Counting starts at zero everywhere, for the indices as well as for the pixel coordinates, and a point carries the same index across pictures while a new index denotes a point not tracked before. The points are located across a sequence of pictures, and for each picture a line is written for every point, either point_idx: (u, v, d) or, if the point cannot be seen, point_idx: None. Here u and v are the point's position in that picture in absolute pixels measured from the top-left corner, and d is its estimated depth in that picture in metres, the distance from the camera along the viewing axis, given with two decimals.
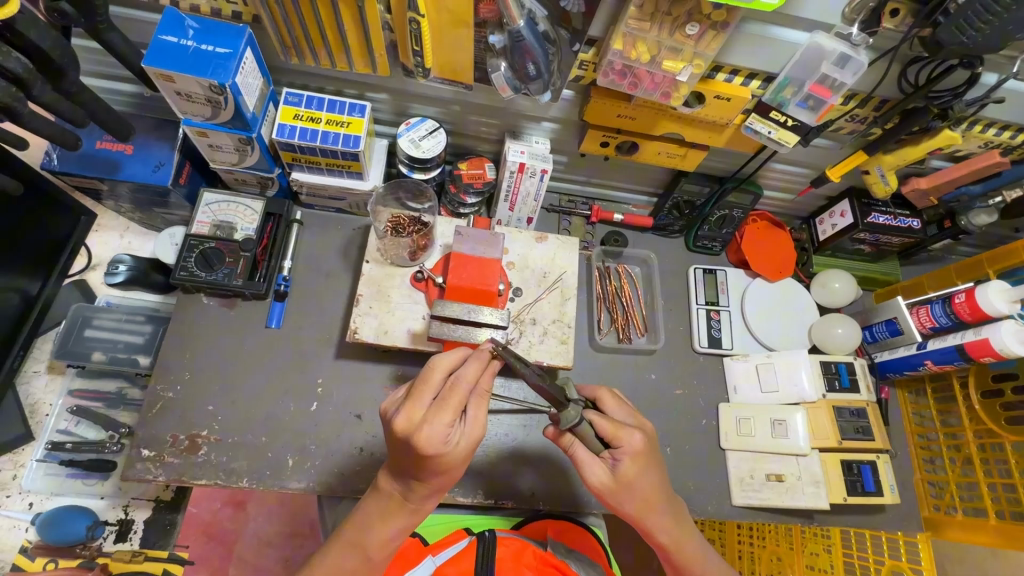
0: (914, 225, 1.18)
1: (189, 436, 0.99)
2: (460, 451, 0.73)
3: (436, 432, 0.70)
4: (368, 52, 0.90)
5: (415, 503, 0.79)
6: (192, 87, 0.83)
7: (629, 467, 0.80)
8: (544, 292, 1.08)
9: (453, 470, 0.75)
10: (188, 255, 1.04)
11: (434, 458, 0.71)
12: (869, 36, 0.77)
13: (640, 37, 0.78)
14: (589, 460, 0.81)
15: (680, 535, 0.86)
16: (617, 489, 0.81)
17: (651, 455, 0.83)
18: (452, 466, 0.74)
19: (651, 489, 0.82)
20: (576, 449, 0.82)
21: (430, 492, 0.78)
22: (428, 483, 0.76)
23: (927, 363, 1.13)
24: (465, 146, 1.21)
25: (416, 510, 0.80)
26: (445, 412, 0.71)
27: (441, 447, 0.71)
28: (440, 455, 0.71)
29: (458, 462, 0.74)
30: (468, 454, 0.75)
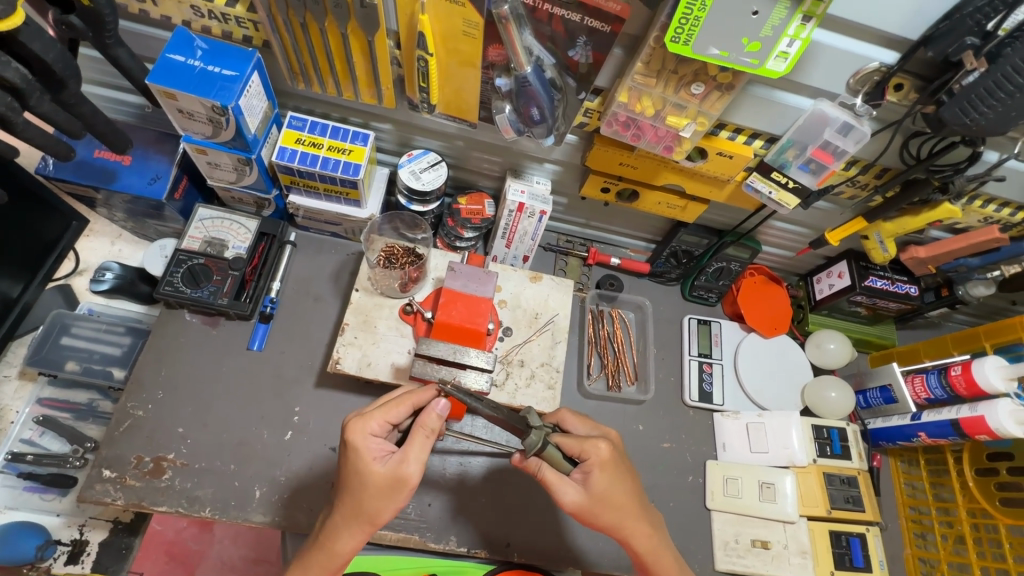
0: (911, 292, 1.17)
1: (155, 458, 0.95)
2: (371, 468, 0.73)
3: (363, 428, 0.74)
4: (374, 84, 0.90)
5: (331, 540, 0.74)
6: (194, 106, 0.83)
7: (600, 480, 0.77)
8: (533, 334, 1.06)
9: (359, 495, 0.73)
10: (175, 270, 1.03)
11: (348, 455, 0.74)
12: (872, 108, 0.77)
13: (645, 91, 0.78)
14: (561, 481, 0.77)
15: (659, 555, 0.81)
16: (589, 505, 0.77)
17: (622, 465, 0.80)
18: (362, 487, 0.73)
19: (627, 499, 0.79)
20: (544, 472, 0.78)
21: (344, 522, 0.74)
22: (340, 501, 0.75)
23: (921, 435, 1.10)
24: (466, 180, 1.20)
25: (326, 549, 0.73)
26: (379, 414, 0.75)
27: (355, 445, 0.73)
28: (352, 455, 0.73)
29: (364, 480, 0.73)
30: (378, 482, 0.72)
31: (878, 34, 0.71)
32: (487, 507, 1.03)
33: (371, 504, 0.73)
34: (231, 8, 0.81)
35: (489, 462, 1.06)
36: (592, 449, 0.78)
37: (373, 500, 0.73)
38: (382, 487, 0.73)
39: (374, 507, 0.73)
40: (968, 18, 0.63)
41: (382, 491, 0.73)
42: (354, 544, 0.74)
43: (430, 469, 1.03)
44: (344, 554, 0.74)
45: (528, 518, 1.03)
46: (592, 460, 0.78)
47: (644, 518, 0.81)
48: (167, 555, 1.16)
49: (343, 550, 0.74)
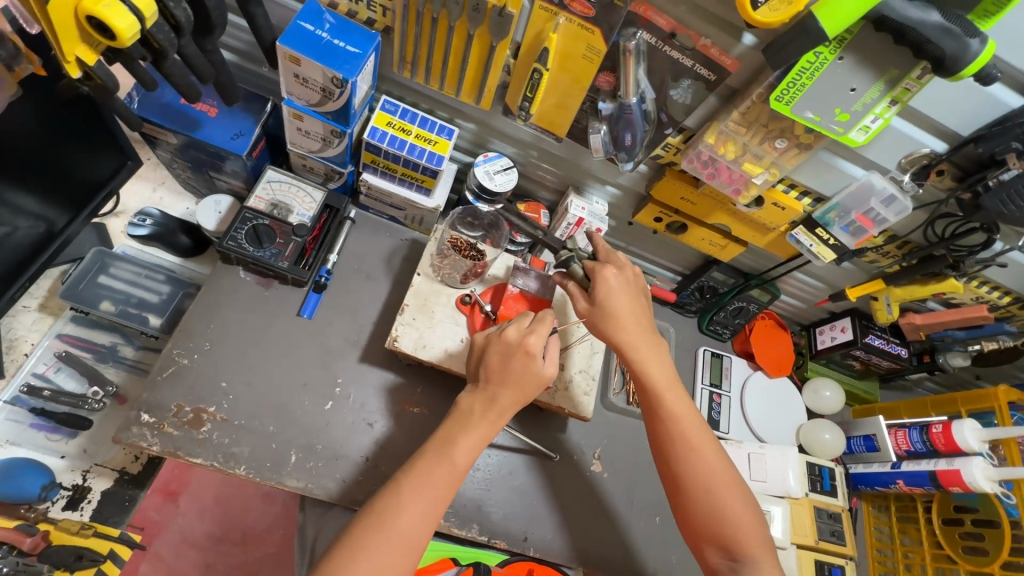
0: (902, 353, 1.30)
1: (195, 409, 0.94)
2: (542, 370, 0.87)
3: (538, 338, 0.88)
4: (479, 85, 0.96)
5: (452, 450, 0.83)
6: (314, 74, 0.86)
7: (602, 288, 0.92)
8: (575, 341, 1.12)
9: (531, 385, 0.87)
10: (240, 228, 1.04)
11: (525, 362, 0.86)
12: (917, 187, 0.90)
13: (732, 137, 0.88)
14: (577, 293, 0.95)
15: (660, 379, 0.91)
16: (601, 313, 0.93)
17: (632, 288, 0.94)
18: (536, 380, 0.87)
19: (627, 313, 0.92)
20: (569, 289, 0.97)
21: (508, 402, 0.87)
22: (501, 390, 0.86)
23: (899, 483, 1.22)
24: (524, 189, 1.26)
25: (448, 462, 0.82)
26: (544, 327, 0.90)
27: (534, 351, 0.86)
28: (531, 364, 0.86)
29: (540, 377, 0.87)
30: (548, 376, 0.88)
31: (936, 126, 0.83)
32: (509, 499, 1.07)
33: (535, 390, 0.88)
34: None
35: (515, 456, 1.11)
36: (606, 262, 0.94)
37: (538, 388, 0.88)
38: (529, 372, 0.86)
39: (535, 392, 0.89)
40: (1016, 126, 0.76)
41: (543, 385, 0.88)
42: (469, 457, 0.84)
43: None
44: (462, 467, 0.83)
45: (546, 515, 1.08)
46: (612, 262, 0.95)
47: (641, 340, 0.92)
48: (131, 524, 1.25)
49: (464, 461, 0.83)
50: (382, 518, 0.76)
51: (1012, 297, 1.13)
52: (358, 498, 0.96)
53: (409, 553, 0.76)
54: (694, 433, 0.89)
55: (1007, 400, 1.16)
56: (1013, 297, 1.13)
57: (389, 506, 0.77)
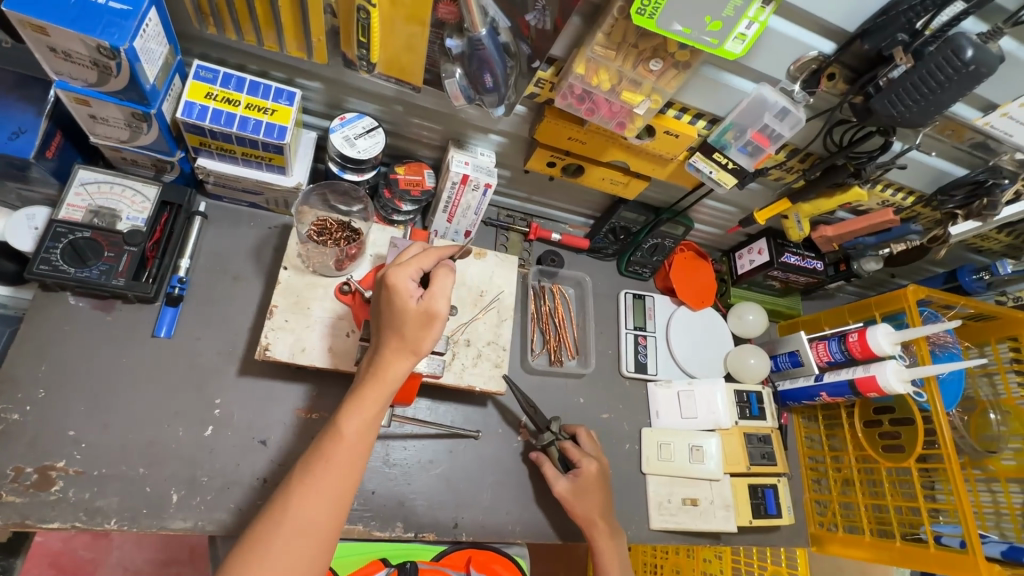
0: (817, 267, 1.29)
1: (40, 468, 0.81)
2: (406, 304, 0.72)
3: (400, 270, 0.74)
4: (303, 34, 0.79)
5: (337, 423, 0.70)
6: (73, 45, 0.68)
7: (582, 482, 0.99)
8: (479, 313, 1.03)
9: (399, 326, 0.72)
10: (53, 246, 0.86)
11: (388, 300, 0.73)
12: (809, 95, 0.81)
13: (603, 64, 0.76)
14: (555, 475, 1.01)
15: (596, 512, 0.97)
16: (571, 498, 0.99)
17: (604, 485, 1.01)
18: (398, 321, 0.72)
19: (597, 492, 0.99)
20: (546, 466, 1.02)
21: (389, 348, 0.73)
22: (381, 339, 0.74)
23: (823, 394, 1.23)
24: (403, 149, 1.12)
25: (333, 436, 0.69)
26: (415, 261, 0.76)
27: (390, 282, 0.72)
28: (392, 298, 0.72)
29: (401, 313, 0.72)
30: (413, 314, 0.72)
31: (819, 24, 0.74)
32: (433, 489, 1.01)
33: (411, 334, 0.72)
34: None
35: (434, 443, 1.04)
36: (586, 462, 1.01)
37: (412, 329, 0.72)
38: (396, 311, 0.72)
39: (414, 336, 0.72)
40: (901, 15, 0.68)
41: (417, 323, 0.72)
42: (362, 427, 0.70)
43: (372, 455, 0.98)
44: (352, 438, 0.69)
45: (475, 496, 1.03)
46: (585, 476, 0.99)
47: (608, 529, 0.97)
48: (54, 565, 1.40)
49: (352, 430, 0.69)
50: (265, 535, 0.63)
51: (916, 196, 1.10)
52: None
53: (313, 549, 0.64)
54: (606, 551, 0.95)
55: (916, 300, 1.16)
56: (916, 196, 1.10)
57: (275, 511, 0.65)
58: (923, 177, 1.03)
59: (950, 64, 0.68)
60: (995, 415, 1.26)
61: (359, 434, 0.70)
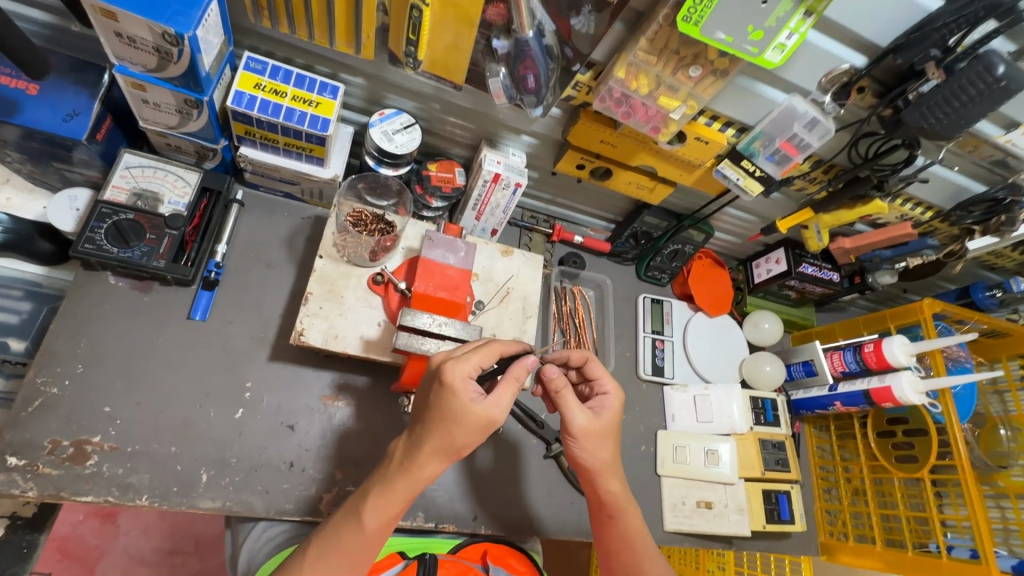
0: (834, 278, 1.31)
1: (76, 442, 0.82)
2: (466, 408, 0.70)
3: (461, 367, 0.72)
4: (354, 31, 0.82)
5: (359, 517, 0.70)
6: (139, 31, 0.71)
7: (595, 445, 0.84)
8: (506, 308, 1.05)
9: (449, 427, 0.70)
10: (97, 226, 0.88)
11: (442, 395, 0.71)
12: (838, 107, 0.84)
13: (644, 69, 0.79)
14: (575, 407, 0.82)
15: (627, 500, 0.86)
16: (591, 434, 0.83)
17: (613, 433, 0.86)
18: (453, 421, 0.70)
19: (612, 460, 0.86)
20: (565, 395, 0.82)
21: (430, 449, 0.71)
22: (423, 432, 0.72)
23: (836, 404, 1.25)
24: (435, 147, 1.14)
25: (356, 527, 0.70)
26: (477, 358, 0.73)
27: (449, 379, 0.70)
28: (449, 398, 0.70)
29: (461, 416, 0.70)
30: (473, 420, 0.70)
31: (853, 38, 0.77)
32: (455, 480, 1.02)
33: (461, 439, 0.71)
34: None
35: None
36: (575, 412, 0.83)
37: (464, 436, 0.71)
38: (445, 412, 0.70)
39: (463, 441, 0.71)
40: (935, 31, 0.71)
41: (472, 428, 0.71)
42: (383, 523, 0.71)
43: None
44: (373, 531, 0.70)
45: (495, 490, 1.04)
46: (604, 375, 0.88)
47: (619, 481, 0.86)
48: (62, 551, 1.41)
49: (373, 524, 0.70)
50: None
51: (934, 212, 1.12)
52: (286, 508, 0.89)
53: None
54: (614, 488, 0.85)
55: (931, 313, 1.18)
56: (935, 211, 1.13)
57: None
58: (943, 192, 1.06)
59: (981, 80, 0.72)
60: (1006, 431, 1.27)
61: (379, 528, 0.70)
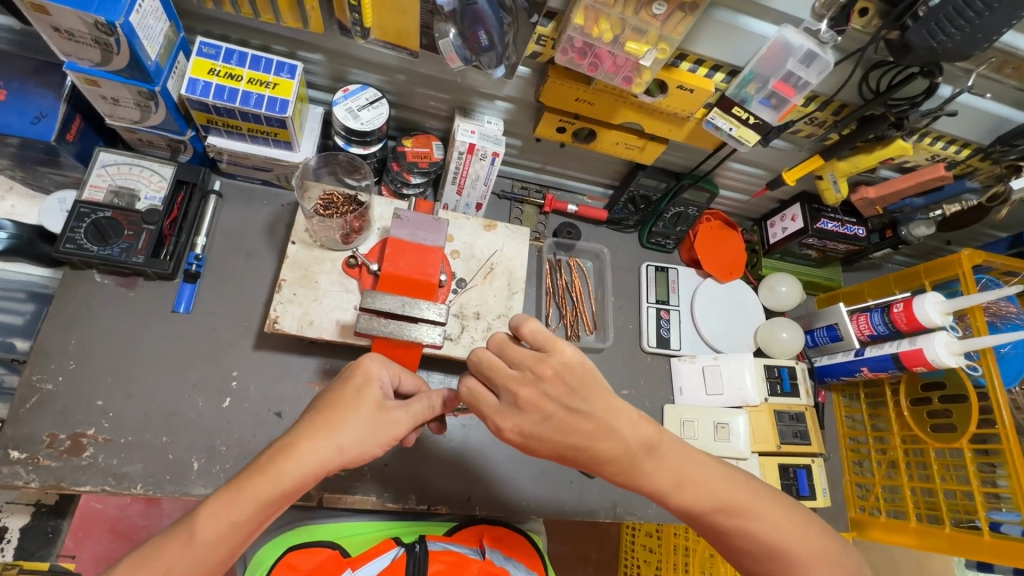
0: (859, 233, 1.18)
1: (72, 435, 0.86)
2: (369, 395, 0.67)
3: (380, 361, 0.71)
4: (297, 3, 0.79)
5: (193, 523, 0.61)
6: (75, 24, 0.70)
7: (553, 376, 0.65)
8: (489, 284, 1.01)
9: (344, 412, 0.65)
10: (77, 225, 0.90)
11: (348, 376, 0.68)
12: (837, 34, 0.73)
13: (603, 12, 0.71)
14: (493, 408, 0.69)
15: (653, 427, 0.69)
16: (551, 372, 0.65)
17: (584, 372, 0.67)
18: (348, 406, 0.65)
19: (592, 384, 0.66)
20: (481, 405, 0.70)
21: (305, 437, 0.63)
22: (306, 418, 0.66)
23: (863, 370, 1.14)
24: (412, 121, 1.10)
25: (186, 532, 0.61)
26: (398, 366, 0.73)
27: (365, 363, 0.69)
28: (356, 378, 0.68)
29: (359, 401, 0.66)
30: (372, 409, 0.66)
31: None
32: (446, 462, 1.00)
33: (349, 431, 0.64)
34: None
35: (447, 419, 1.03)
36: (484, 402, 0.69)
37: (355, 427, 0.65)
38: (345, 400, 0.66)
39: (353, 434, 0.64)
40: None
41: (370, 419, 0.65)
42: (221, 532, 0.61)
43: None
44: (206, 543, 0.61)
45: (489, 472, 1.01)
46: (552, 371, 0.65)
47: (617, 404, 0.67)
48: None
49: (208, 535, 0.60)
50: None
51: (972, 149, 0.98)
52: None
53: None
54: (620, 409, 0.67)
55: (971, 265, 1.05)
56: (972, 149, 0.98)
57: None
58: (980, 125, 0.92)
59: None
60: None
61: (216, 539, 0.61)
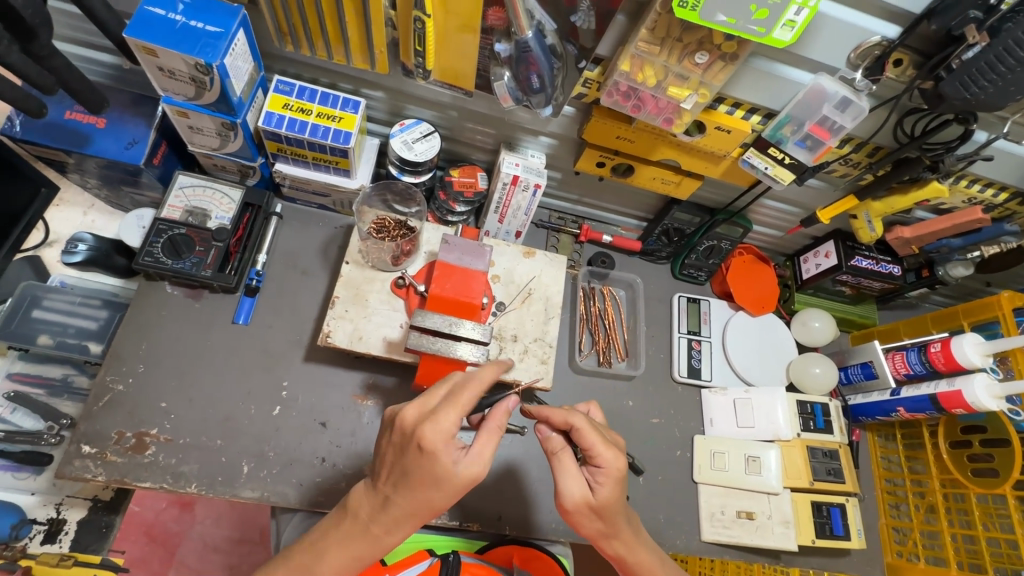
0: (895, 271, 1.19)
1: (137, 434, 0.92)
2: (446, 472, 0.65)
3: (438, 429, 0.64)
4: (368, 48, 0.87)
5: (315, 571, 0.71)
6: (176, 64, 0.79)
7: (605, 491, 0.74)
8: (528, 309, 1.05)
9: (427, 491, 0.66)
10: (155, 241, 0.99)
11: (423, 458, 0.65)
12: (871, 83, 0.78)
13: (648, 60, 0.77)
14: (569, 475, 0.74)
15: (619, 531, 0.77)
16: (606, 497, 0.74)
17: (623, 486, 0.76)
18: (432, 485, 0.66)
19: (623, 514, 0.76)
20: (563, 457, 0.75)
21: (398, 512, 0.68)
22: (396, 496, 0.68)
23: (900, 410, 1.13)
24: (459, 153, 1.17)
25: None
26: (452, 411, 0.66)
27: (426, 443, 0.64)
28: (430, 460, 0.64)
29: (437, 477, 0.65)
30: (454, 480, 0.66)
31: (881, 6, 0.71)
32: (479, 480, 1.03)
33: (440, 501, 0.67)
34: None
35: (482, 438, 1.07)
36: (610, 457, 0.73)
37: (442, 497, 0.67)
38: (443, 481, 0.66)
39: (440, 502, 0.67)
40: None
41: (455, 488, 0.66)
42: None
43: None
44: None
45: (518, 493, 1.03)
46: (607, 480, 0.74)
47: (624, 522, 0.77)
48: None
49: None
50: None
51: (1009, 193, 0.99)
52: (317, 501, 0.94)
53: None
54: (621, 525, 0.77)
55: (1011, 307, 1.05)
56: (1009, 192, 1.00)
57: None
58: (1016, 170, 0.93)
59: None
60: None
61: None
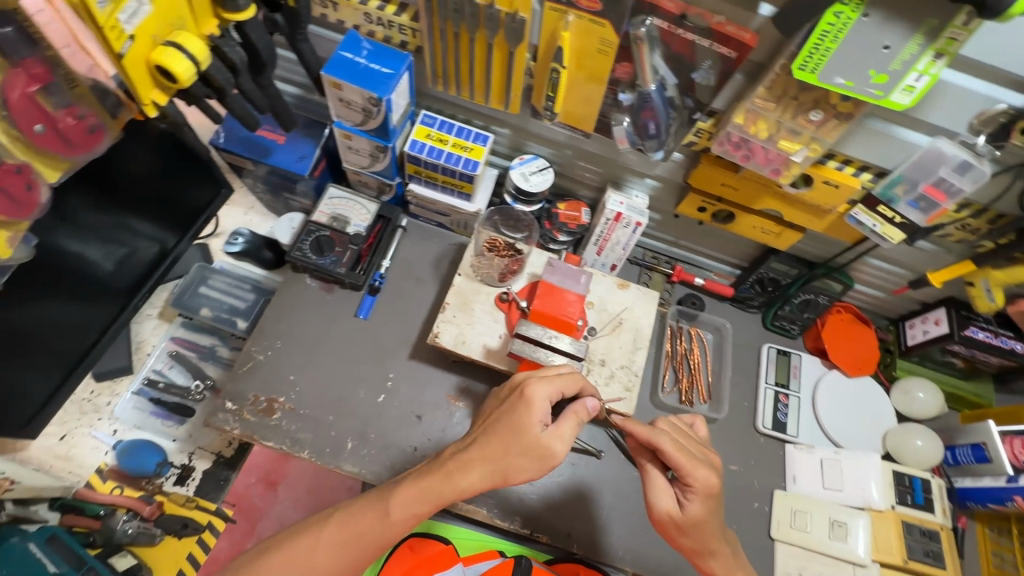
0: (1018, 348, 1.11)
1: (269, 399, 1.07)
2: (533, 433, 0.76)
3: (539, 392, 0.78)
4: (506, 92, 1.01)
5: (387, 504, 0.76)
6: (354, 96, 0.97)
7: (697, 507, 0.78)
8: (618, 336, 1.11)
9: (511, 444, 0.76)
10: (305, 239, 1.17)
11: (518, 409, 0.78)
12: (995, 149, 0.79)
13: (762, 115, 0.84)
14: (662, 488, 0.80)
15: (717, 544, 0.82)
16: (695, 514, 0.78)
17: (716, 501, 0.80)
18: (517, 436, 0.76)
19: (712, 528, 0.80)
20: (653, 473, 0.81)
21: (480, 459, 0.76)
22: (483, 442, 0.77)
23: (1016, 499, 1.03)
24: (567, 189, 1.28)
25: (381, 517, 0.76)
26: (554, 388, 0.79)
27: (530, 398, 0.77)
28: (525, 414, 0.77)
29: (523, 434, 0.76)
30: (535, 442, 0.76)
31: (1009, 78, 0.73)
32: None
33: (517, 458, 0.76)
34: (398, 16, 0.96)
35: None
36: (699, 476, 0.77)
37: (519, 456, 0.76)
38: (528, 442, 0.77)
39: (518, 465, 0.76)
40: None
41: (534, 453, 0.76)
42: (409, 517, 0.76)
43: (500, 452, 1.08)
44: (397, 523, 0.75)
45: None
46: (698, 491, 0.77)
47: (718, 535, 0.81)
48: None
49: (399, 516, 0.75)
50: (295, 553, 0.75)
51: None
52: None
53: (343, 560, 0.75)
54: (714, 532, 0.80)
55: None
56: None
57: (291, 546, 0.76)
58: None
59: None
60: None
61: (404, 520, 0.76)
